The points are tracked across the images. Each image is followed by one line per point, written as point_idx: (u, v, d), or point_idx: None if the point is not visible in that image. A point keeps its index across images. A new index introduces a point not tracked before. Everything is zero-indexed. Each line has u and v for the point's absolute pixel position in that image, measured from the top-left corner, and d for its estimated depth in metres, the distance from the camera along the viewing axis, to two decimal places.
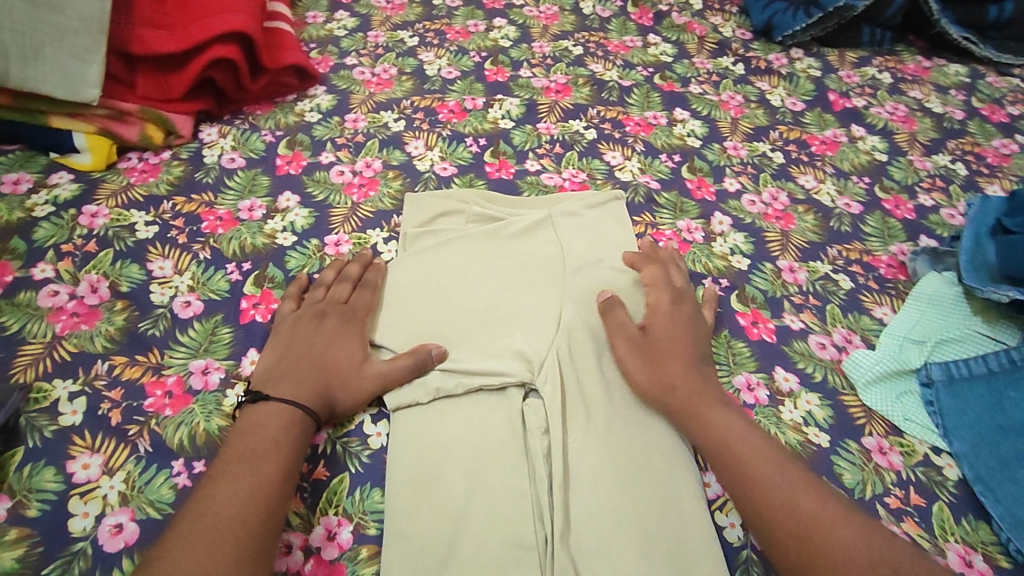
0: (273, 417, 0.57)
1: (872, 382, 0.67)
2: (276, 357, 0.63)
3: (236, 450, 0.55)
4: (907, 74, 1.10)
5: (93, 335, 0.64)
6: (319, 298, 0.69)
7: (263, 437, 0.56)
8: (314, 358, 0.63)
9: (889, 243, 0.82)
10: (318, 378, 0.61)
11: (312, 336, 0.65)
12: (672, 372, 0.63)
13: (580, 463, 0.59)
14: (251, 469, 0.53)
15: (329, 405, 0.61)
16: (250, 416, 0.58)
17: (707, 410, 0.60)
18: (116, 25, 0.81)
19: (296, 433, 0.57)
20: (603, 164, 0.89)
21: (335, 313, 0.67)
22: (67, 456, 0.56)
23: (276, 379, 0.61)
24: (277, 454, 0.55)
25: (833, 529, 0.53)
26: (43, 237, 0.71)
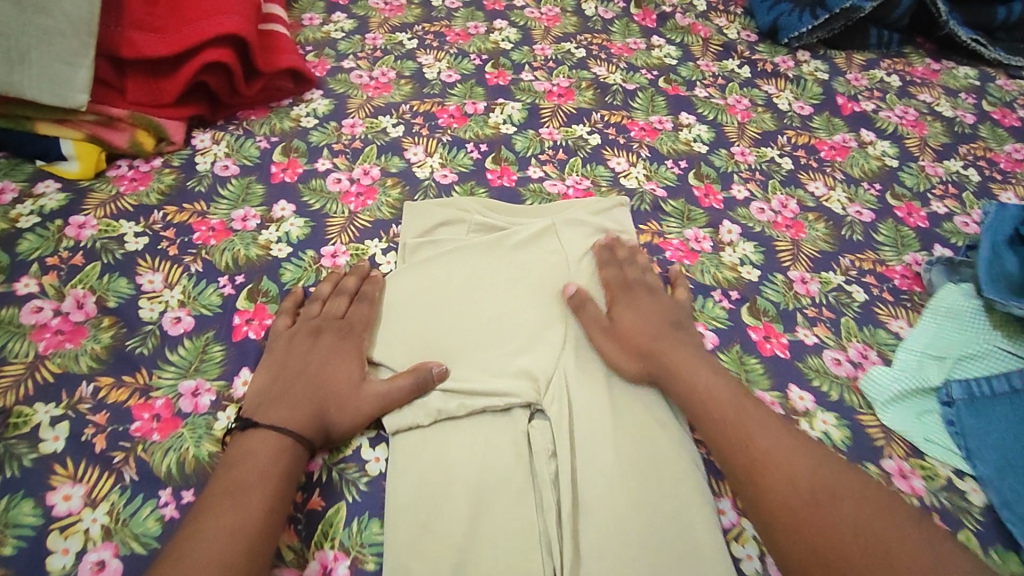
0: (263, 445, 0.55)
1: (891, 401, 0.65)
2: (270, 377, 0.61)
3: (223, 482, 0.52)
4: (916, 77, 1.07)
5: (78, 354, 0.61)
6: (315, 313, 0.66)
7: (251, 467, 0.53)
8: (310, 378, 0.60)
9: (902, 252, 0.80)
10: (314, 399, 0.59)
11: (307, 354, 0.62)
12: (643, 339, 0.64)
13: (588, 487, 0.57)
14: (237, 503, 0.51)
15: (325, 429, 0.58)
16: (242, 443, 0.56)
17: (676, 364, 0.62)
18: (105, 28, 0.79)
19: (286, 462, 0.54)
20: (608, 170, 0.87)
21: (332, 329, 0.65)
22: (48, 487, 0.53)
23: (270, 402, 0.58)
24: (265, 485, 0.52)
25: (786, 462, 0.54)
26: (26, 250, 0.68)
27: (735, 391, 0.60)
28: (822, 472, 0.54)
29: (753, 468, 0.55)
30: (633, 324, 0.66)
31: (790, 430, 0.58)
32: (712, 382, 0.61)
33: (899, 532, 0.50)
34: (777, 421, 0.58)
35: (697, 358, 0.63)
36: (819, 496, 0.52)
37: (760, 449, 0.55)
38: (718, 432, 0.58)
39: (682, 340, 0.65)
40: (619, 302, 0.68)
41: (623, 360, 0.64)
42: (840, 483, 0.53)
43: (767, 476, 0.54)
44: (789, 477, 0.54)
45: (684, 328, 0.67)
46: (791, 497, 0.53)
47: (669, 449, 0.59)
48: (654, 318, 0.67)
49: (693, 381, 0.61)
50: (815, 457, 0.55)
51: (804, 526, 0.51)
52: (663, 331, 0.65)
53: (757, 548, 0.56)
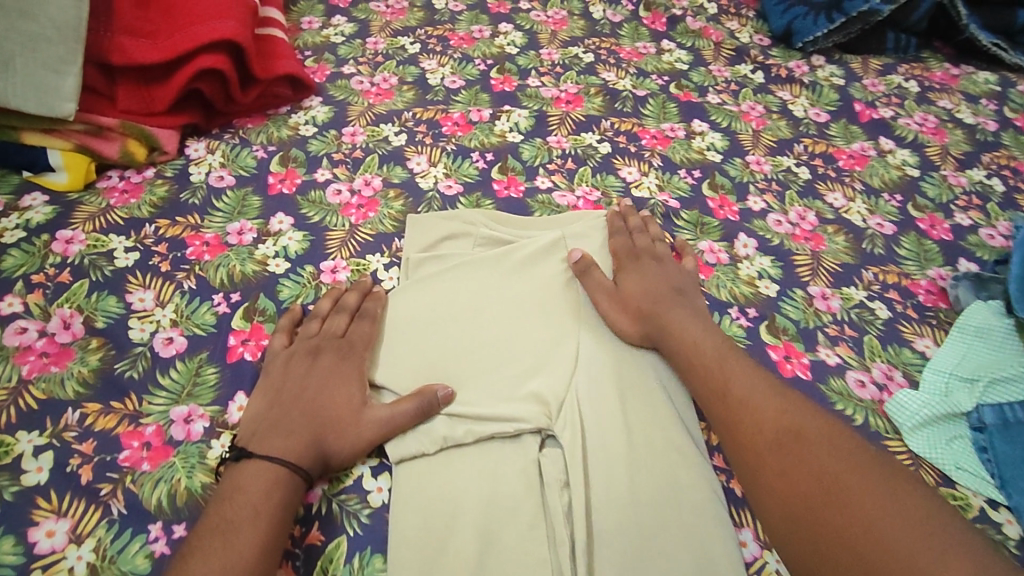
0: (256, 478, 0.52)
1: (920, 426, 0.62)
2: (267, 402, 0.57)
3: (213, 519, 0.49)
4: (935, 82, 1.04)
5: (63, 379, 0.58)
6: (313, 333, 0.63)
7: (243, 503, 0.50)
8: (309, 402, 0.57)
9: (926, 267, 0.76)
10: (312, 426, 0.56)
11: (305, 376, 0.59)
12: (642, 301, 0.65)
13: (603, 517, 0.54)
14: (226, 544, 0.47)
15: (324, 457, 0.55)
16: (236, 475, 0.52)
17: (669, 323, 0.63)
18: (94, 33, 0.75)
19: (280, 497, 0.51)
20: (618, 180, 0.84)
21: (331, 349, 0.61)
22: (29, 522, 0.50)
23: (266, 430, 0.55)
24: (257, 523, 0.49)
25: (754, 408, 0.56)
26: (11, 267, 0.65)
27: (729, 351, 0.61)
28: (787, 416, 0.55)
29: (727, 417, 0.57)
30: (634, 289, 0.67)
31: (768, 378, 0.59)
32: (700, 338, 0.62)
33: (858, 472, 0.50)
34: (755, 370, 0.60)
35: (693, 319, 0.64)
36: (781, 439, 0.54)
37: (732, 398, 0.58)
38: (700, 385, 0.60)
39: (681, 304, 0.66)
40: (625, 270, 0.69)
41: (622, 322, 0.65)
42: (809, 426, 0.54)
43: (736, 423, 0.56)
44: (754, 422, 0.56)
45: (687, 296, 0.68)
46: (756, 442, 0.55)
47: (687, 476, 0.56)
48: (655, 284, 0.68)
49: (684, 339, 0.62)
50: (785, 402, 0.56)
51: (764, 468, 0.53)
52: (660, 294, 0.66)
53: None
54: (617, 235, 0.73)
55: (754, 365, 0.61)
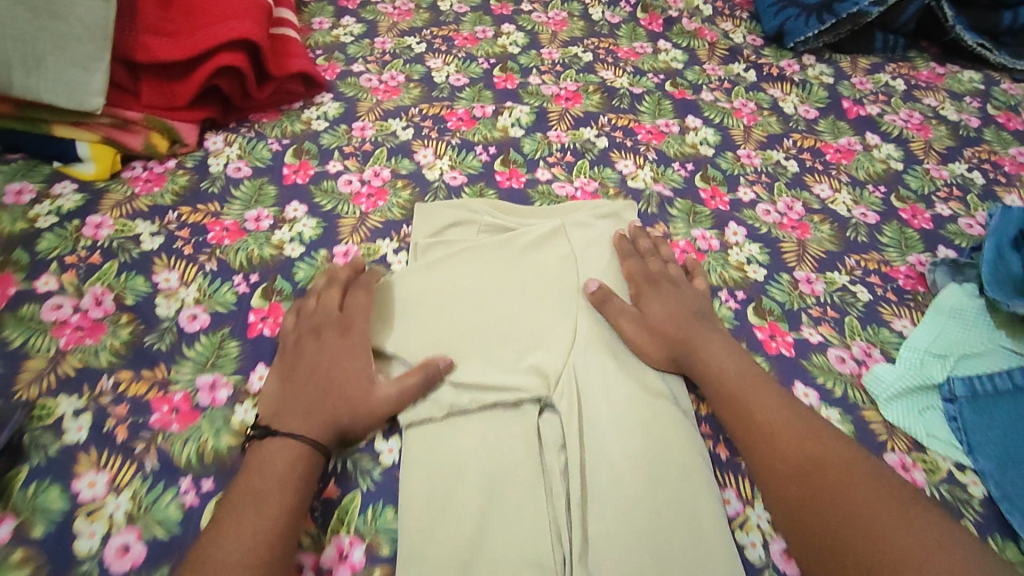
0: (281, 452, 0.56)
1: (895, 397, 0.66)
2: (283, 385, 0.61)
3: (243, 489, 0.53)
4: (921, 81, 1.08)
5: (97, 349, 0.63)
6: (316, 313, 0.66)
7: (270, 476, 0.54)
8: (317, 379, 0.61)
9: (906, 253, 0.81)
10: (324, 400, 0.59)
11: (312, 354, 0.63)
12: (667, 326, 0.67)
13: (597, 478, 0.58)
14: (257, 511, 0.52)
15: (339, 428, 0.59)
16: (263, 451, 0.56)
17: (698, 350, 0.66)
18: (120, 32, 0.80)
19: (304, 471, 0.55)
20: (615, 172, 0.88)
21: (331, 327, 0.65)
22: (73, 474, 0.56)
23: (285, 412, 0.59)
24: (283, 493, 0.53)
25: (781, 437, 0.59)
26: (46, 249, 0.70)
27: (755, 380, 0.63)
28: (812, 446, 0.58)
29: (752, 444, 0.60)
30: (661, 314, 0.68)
31: (791, 406, 0.61)
32: (726, 364, 0.64)
33: (882, 503, 0.53)
34: (779, 397, 0.62)
35: (716, 342, 0.66)
36: (804, 470, 0.56)
37: (759, 426, 0.60)
38: (727, 412, 0.62)
39: (706, 327, 0.68)
40: (645, 296, 0.71)
41: (651, 347, 0.66)
42: (833, 456, 0.57)
43: (764, 451, 0.59)
44: (781, 452, 0.58)
45: (707, 316, 0.70)
46: (783, 470, 0.57)
47: (676, 437, 0.61)
48: (678, 309, 0.69)
49: (709, 366, 0.64)
50: (809, 431, 0.59)
51: (793, 497, 0.56)
52: (683, 318, 0.68)
53: (761, 537, 0.58)
54: (629, 257, 0.74)
55: (775, 389, 0.63)
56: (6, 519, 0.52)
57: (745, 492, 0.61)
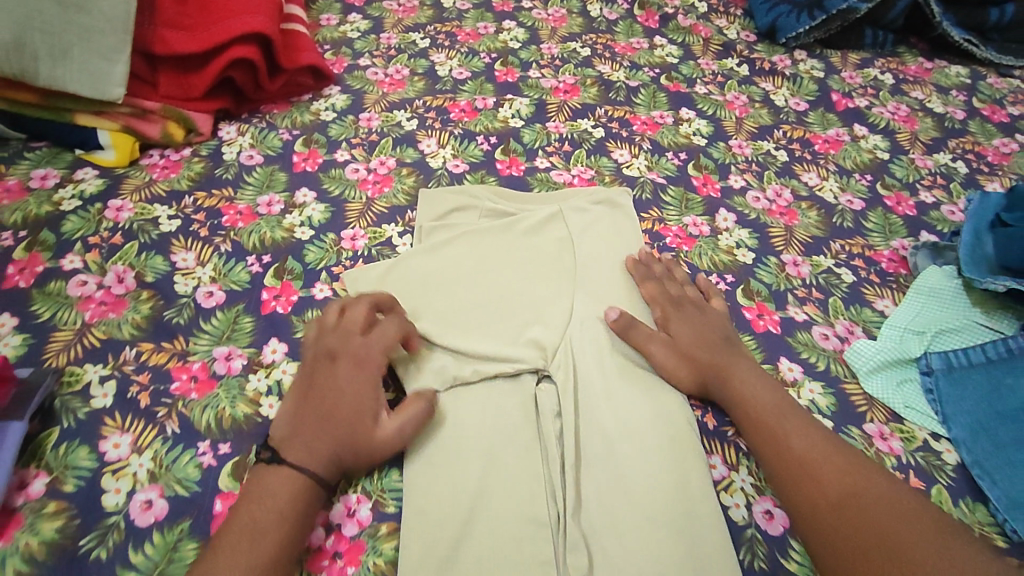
0: (283, 484, 0.54)
1: (874, 370, 0.70)
2: (294, 409, 0.59)
3: (241, 517, 0.52)
4: (909, 75, 1.12)
5: (120, 323, 0.67)
6: (334, 336, 0.63)
7: (270, 507, 0.53)
8: (330, 407, 0.58)
9: (890, 238, 0.84)
10: (336, 432, 0.57)
11: (329, 379, 0.60)
12: (698, 351, 0.67)
13: (590, 443, 0.62)
14: (252, 543, 0.50)
15: (346, 462, 0.57)
16: (265, 479, 0.55)
17: (729, 378, 0.65)
18: (140, 26, 0.84)
19: (304, 504, 0.54)
20: (610, 161, 0.91)
21: (352, 352, 0.61)
22: (99, 436, 0.59)
23: (293, 437, 0.56)
24: (280, 526, 0.52)
25: (816, 467, 0.58)
26: (71, 230, 0.74)
27: (787, 409, 0.63)
28: (848, 478, 0.56)
29: (785, 473, 0.59)
30: (690, 340, 0.68)
31: (826, 436, 0.60)
32: (759, 393, 0.64)
33: (922, 539, 0.51)
34: (813, 429, 0.61)
35: (749, 372, 0.66)
36: (841, 500, 0.55)
37: (794, 455, 0.59)
38: (759, 441, 0.61)
39: (737, 356, 0.67)
40: (673, 318, 0.70)
41: (680, 372, 0.66)
42: (869, 490, 0.56)
43: (798, 480, 0.58)
44: (816, 482, 0.57)
45: (737, 345, 0.69)
46: (817, 501, 0.56)
47: (668, 405, 0.65)
48: (705, 334, 0.69)
49: (740, 393, 0.64)
50: (845, 464, 0.58)
51: (828, 529, 0.54)
52: (713, 344, 0.67)
53: (745, 498, 0.62)
54: (648, 280, 0.74)
55: (809, 421, 0.62)
56: (39, 475, 0.56)
57: (730, 458, 0.64)
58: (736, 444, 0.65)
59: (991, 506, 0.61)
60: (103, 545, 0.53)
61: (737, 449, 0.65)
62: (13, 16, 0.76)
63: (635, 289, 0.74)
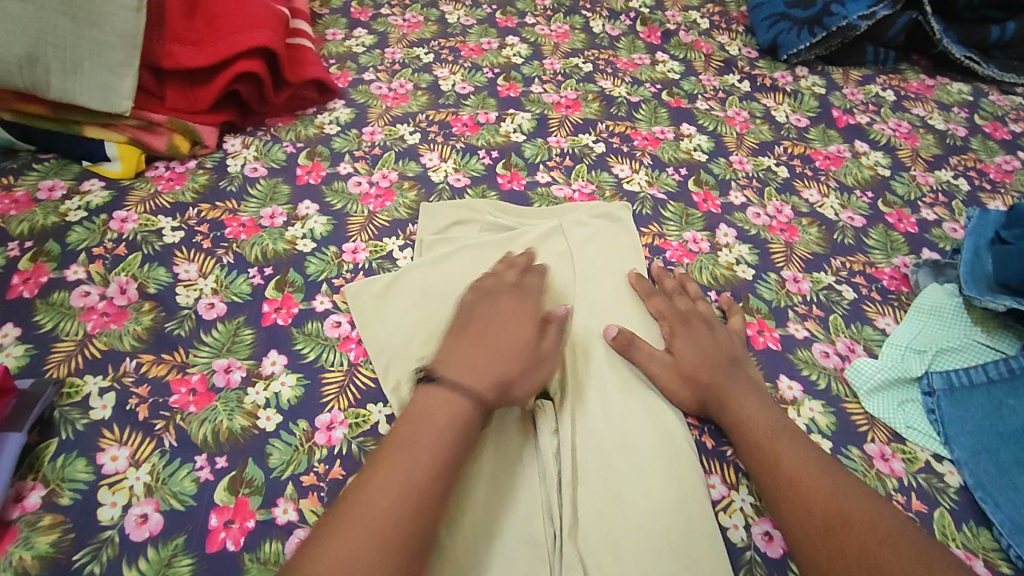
0: (446, 406, 0.56)
1: (876, 389, 0.69)
2: (454, 339, 0.63)
3: (402, 435, 0.53)
4: (910, 92, 1.12)
5: (121, 334, 0.68)
6: (485, 287, 0.68)
7: (429, 424, 0.54)
8: (494, 338, 0.62)
9: (891, 255, 0.84)
10: (501, 359, 0.61)
11: (490, 317, 0.65)
12: (700, 371, 0.66)
13: (586, 460, 0.62)
14: (415, 458, 0.52)
15: (505, 389, 0.60)
16: (431, 394, 0.57)
17: (728, 397, 0.64)
18: (148, 41, 0.85)
19: (461, 427, 0.55)
20: (611, 176, 0.92)
21: (509, 297, 0.67)
22: (97, 448, 0.59)
23: (454, 363, 0.60)
24: (439, 450, 0.53)
25: (806, 489, 0.57)
26: (75, 241, 0.75)
27: (793, 436, 0.61)
28: (838, 500, 0.55)
29: (777, 495, 0.58)
30: (693, 360, 0.67)
31: (819, 457, 0.59)
32: (756, 413, 0.63)
33: (907, 565, 0.50)
34: (810, 450, 0.60)
35: (749, 392, 0.65)
36: (828, 523, 0.54)
37: (785, 475, 0.58)
38: (754, 462, 0.61)
39: (737, 374, 0.66)
40: (677, 335, 0.69)
41: (681, 392, 0.66)
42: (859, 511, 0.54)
43: (788, 504, 0.57)
44: (806, 504, 0.56)
45: (742, 363, 0.68)
46: (806, 524, 0.55)
47: (665, 424, 0.64)
48: (709, 352, 0.68)
49: (740, 414, 0.63)
50: (835, 484, 0.56)
51: (817, 552, 0.53)
52: (715, 362, 0.67)
53: (744, 519, 0.61)
54: (654, 296, 0.74)
55: (806, 442, 0.61)
56: (36, 487, 0.57)
57: (729, 478, 0.63)
58: (736, 464, 0.64)
59: (994, 530, 0.60)
60: (96, 560, 0.53)
61: (737, 470, 0.64)
62: (28, 31, 0.77)
63: (640, 304, 0.74)
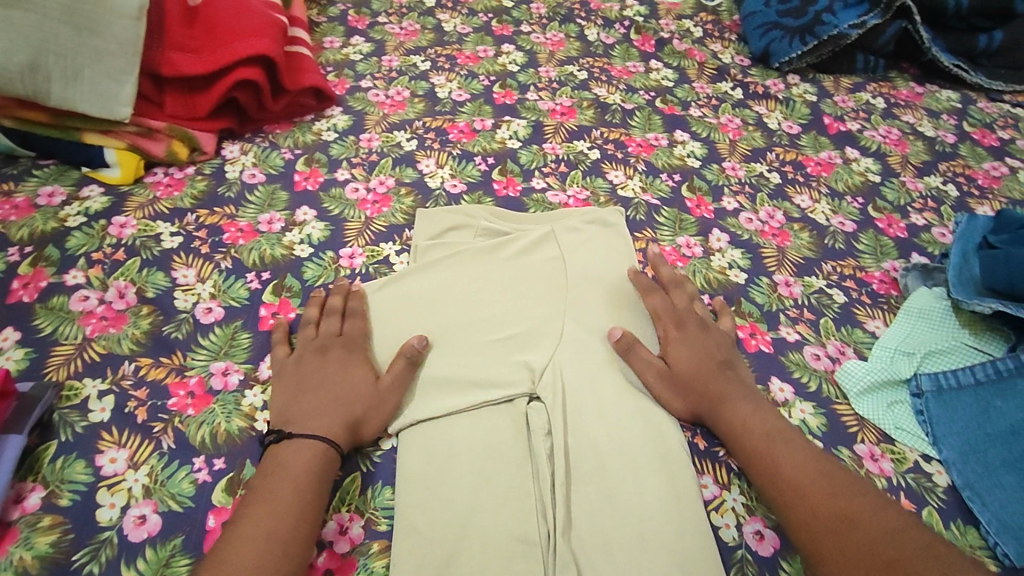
0: (297, 453, 0.58)
1: (865, 391, 0.70)
2: (291, 397, 0.63)
3: (260, 491, 0.55)
4: (900, 100, 1.13)
5: (120, 338, 0.68)
6: (311, 336, 0.69)
7: (285, 476, 0.56)
8: (333, 385, 0.64)
9: (881, 260, 0.85)
10: (341, 401, 0.63)
11: (322, 368, 0.66)
12: (693, 375, 0.67)
13: (580, 461, 0.62)
14: (275, 509, 0.54)
15: (356, 427, 0.62)
16: (281, 452, 0.59)
17: (724, 404, 0.65)
18: (148, 49, 0.86)
19: (319, 466, 0.58)
20: (606, 182, 0.93)
21: (337, 342, 0.68)
22: (96, 450, 0.60)
23: (299, 419, 0.61)
24: (297, 495, 0.55)
25: (805, 489, 0.58)
26: (75, 246, 0.76)
27: (791, 441, 0.62)
28: (837, 500, 0.56)
29: (779, 499, 0.59)
30: (687, 367, 0.68)
31: (818, 456, 0.61)
32: (750, 418, 0.64)
33: (911, 557, 0.51)
34: (807, 450, 0.61)
35: (742, 397, 0.66)
36: (830, 522, 0.55)
37: (784, 478, 0.59)
38: (750, 464, 0.62)
39: (732, 377, 0.68)
40: (671, 342, 0.71)
41: (673, 402, 0.67)
42: (860, 510, 0.55)
43: (790, 506, 0.58)
44: (808, 505, 0.57)
45: (735, 365, 0.69)
46: (808, 524, 0.56)
47: (658, 425, 0.65)
48: (703, 355, 0.69)
49: (734, 421, 0.64)
50: (834, 485, 0.58)
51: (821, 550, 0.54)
52: (709, 368, 0.68)
53: (736, 519, 0.61)
54: (647, 300, 0.74)
55: (804, 443, 0.62)
56: (35, 489, 0.57)
57: (721, 478, 0.64)
58: (728, 464, 0.65)
59: (982, 529, 0.61)
60: (95, 561, 0.54)
61: (729, 470, 0.65)
62: (29, 40, 0.78)
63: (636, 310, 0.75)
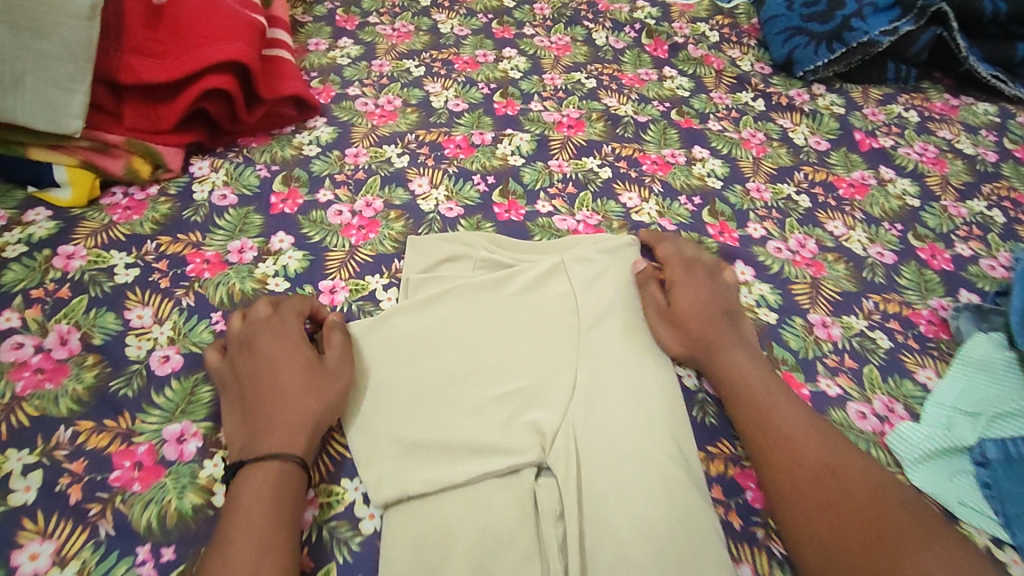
0: (247, 487, 0.51)
1: (921, 460, 0.61)
2: (239, 411, 0.57)
3: (213, 540, 0.49)
4: (934, 113, 1.05)
5: (57, 396, 0.58)
6: (237, 331, 0.62)
7: (237, 517, 0.50)
8: (272, 378, 0.58)
9: (927, 297, 0.76)
10: (289, 398, 0.56)
11: (257, 362, 0.59)
12: (693, 323, 0.67)
13: (597, 549, 0.53)
14: (228, 556, 0.47)
15: (314, 423, 0.56)
16: (236, 490, 0.52)
17: (720, 352, 0.65)
18: (103, 52, 0.76)
19: (274, 493, 0.51)
20: (618, 206, 0.84)
21: (265, 329, 0.62)
22: (15, 543, 0.50)
23: (252, 437, 0.55)
24: (253, 536, 0.48)
25: (797, 445, 0.58)
26: (11, 281, 0.66)
27: (787, 399, 0.61)
28: (826, 454, 0.57)
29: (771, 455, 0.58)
30: (689, 313, 0.68)
31: (808, 412, 0.61)
32: (746, 367, 0.64)
33: (898, 512, 0.53)
34: (798, 405, 0.61)
35: (737, 347, 0.66)
36: (821, 477, 0.56)
37: (777, 432, 0.59)
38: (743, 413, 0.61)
39: (731, 326, 0.67)
40: (675, 289, 0.71)
41: (674, 345, 0.67)
42: (844, 464, 0.56)
43: (776, 456, 0.58)
44: (794, 459, 0.57)
45: (736, 317, 0.69)
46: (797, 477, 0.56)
47: (685, 501, 0.56)
48: (708, 302, 0.69)
49: (732, 368, 0.64)
50: (821, 441, 0.58)
51: (807, 509, 0.54)
52: (711, 316, 0.68)
53: None
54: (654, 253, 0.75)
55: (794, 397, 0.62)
56: None
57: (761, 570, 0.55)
58: (769, 551, 0.56)
59: None
60: None
61: (770, 558, 0.56)
62: None
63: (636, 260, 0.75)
